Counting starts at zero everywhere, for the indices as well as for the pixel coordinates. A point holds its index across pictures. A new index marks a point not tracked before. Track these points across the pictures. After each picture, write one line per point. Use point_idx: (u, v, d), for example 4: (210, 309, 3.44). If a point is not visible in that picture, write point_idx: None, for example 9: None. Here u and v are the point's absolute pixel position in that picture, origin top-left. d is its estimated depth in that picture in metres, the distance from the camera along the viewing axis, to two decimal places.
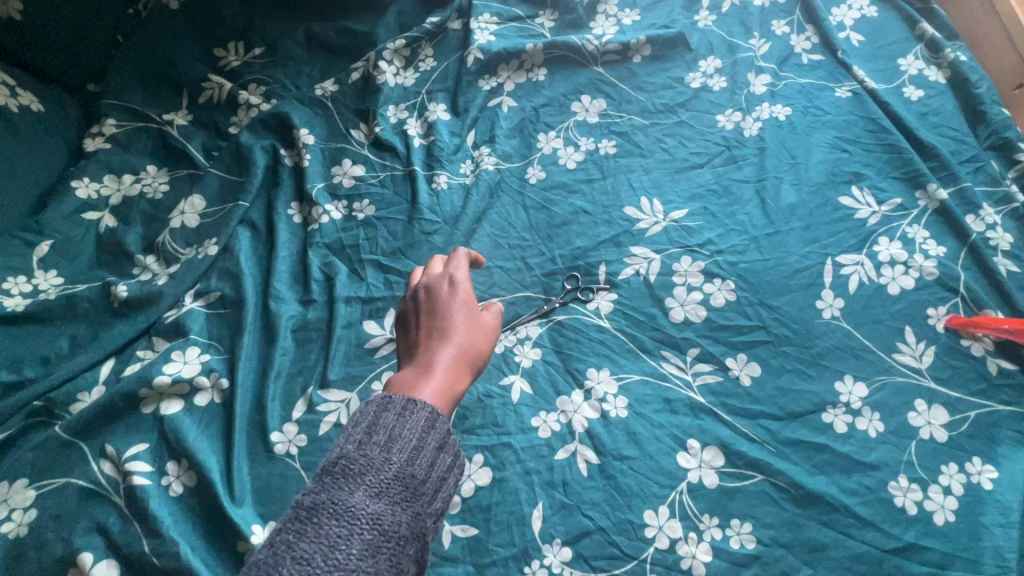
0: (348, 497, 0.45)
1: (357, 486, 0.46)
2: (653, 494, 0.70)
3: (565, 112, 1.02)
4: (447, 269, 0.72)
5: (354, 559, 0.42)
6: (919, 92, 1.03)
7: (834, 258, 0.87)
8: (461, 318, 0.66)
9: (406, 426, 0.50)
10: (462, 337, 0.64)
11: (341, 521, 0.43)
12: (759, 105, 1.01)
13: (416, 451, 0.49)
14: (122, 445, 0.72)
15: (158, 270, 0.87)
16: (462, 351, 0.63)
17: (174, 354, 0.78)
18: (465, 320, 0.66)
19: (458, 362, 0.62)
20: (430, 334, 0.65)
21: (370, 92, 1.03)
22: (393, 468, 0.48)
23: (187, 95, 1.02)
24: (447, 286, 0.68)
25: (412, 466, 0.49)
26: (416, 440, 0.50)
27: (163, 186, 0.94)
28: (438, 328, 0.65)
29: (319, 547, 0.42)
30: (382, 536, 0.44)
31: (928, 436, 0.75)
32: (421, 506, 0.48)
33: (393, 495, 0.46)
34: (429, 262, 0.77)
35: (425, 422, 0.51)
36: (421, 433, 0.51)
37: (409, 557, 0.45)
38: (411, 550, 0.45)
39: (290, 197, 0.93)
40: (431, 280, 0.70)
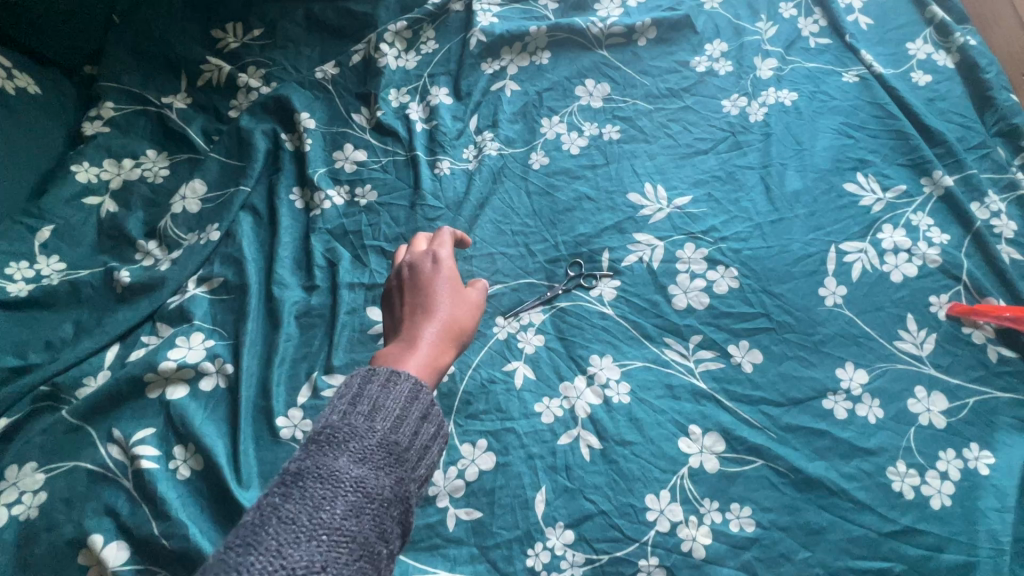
0: (333, 462, 0.46)
1: (342, 452, 0.47)
2: (655, 478, 0.71)
3: (569, 96, 1.01)
4: (430, 248, 0.74)
5: (340, 519, 0.43)
6: (927, 78, 1.02)
7: (838, 246, 0.87)
8: (443, 295, 0.67)
9: (389, 398, 0.52)
10: (443, 313, 0.66)
11: (327, 483, 0.44)
12: (765, 90, 1.00)
13: (399, 420, 0.51)
14: (129, 430, 0.72)
15: (160, 255, 0.87)
16: (445, 328, 0.65)
17: (179, 340, 0.78)
18: (447, 296, 0.67)
19: (441, 338, 0.64)
20: (414, 311, 0.66)
21: (372, 75, 1.01)
22: (377, 436, 0.49)
23: (186, 77, 1.00)
24: (430, 264, 0.70)
25: (395, 434, 0.50)
26: (399, 410, 0.51)
27: (163, 171, 0.93)
28: (421, 306, 0.66)
29: (306, 507, 0.42)
30: (367, 496, 0.45)
31: (927, 422, 0.76)
32: (405, 471, 0.49)
33: (377, 460, 0.47)
34: (414, 240, 0.77)
35: (408, 393, 0.53)
36: (403, 402, 0.52)
37: (393, 519, 0.46)
38: (394, 512, 0.46)
39: (291, 182, 0.93)
40: (415, 258, 0.72)
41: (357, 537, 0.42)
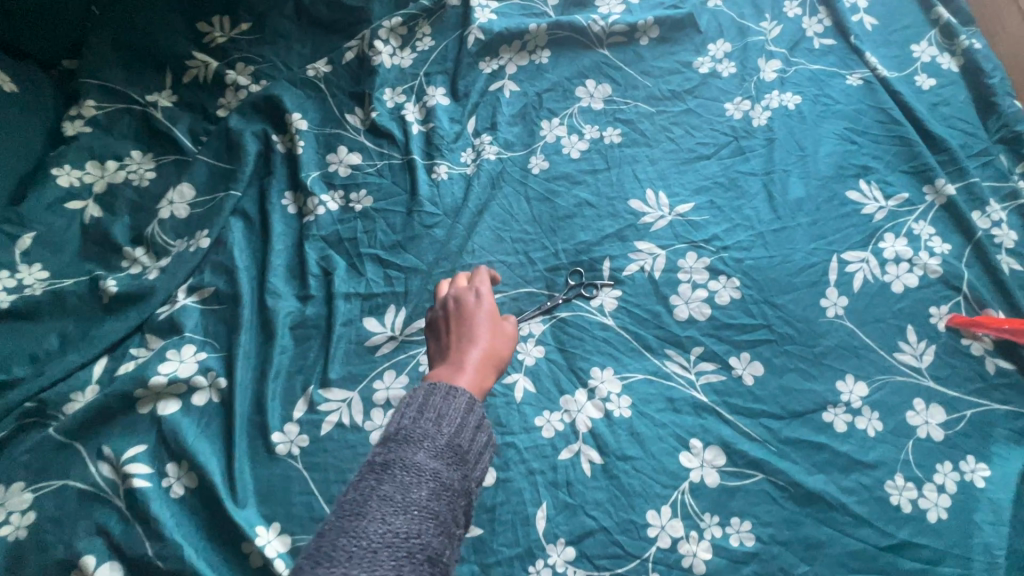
0: (409, 454, 0.46)
1: (416, 445, 0.47)
2: (656, 494, 0.71)
3: (569, 97, 0.98)
4: (473, 284, 0.72)
5: (419, 506, 0.43)
6: (931, 82, 1.00)
7: (840, 255, 0.86)
8: (485, 322, 0.66)
9: (452, 403, 0.51)
10: (486, 339, 0.64)
11: (406, 472, 0.45)
12: (769, 93, 0.98)
13: (463, 423, 0.51)
14: (120, 447, 0.70)
15: (148, 262, 0.84)
16: (488, 355, 0.63)
17: (169, 353, 0.76)
18: (489, 324, 0.66)
19: (485, 365, 0.62)
20: (457, 337, 0.65)
21: (366, 73, 0.98)
22: (445, 434, 0.49)
23: (171, 74, 0.96)
24: (474, 299, 0.68)
25: (461, 434, 0.50)
26: (462, 415, 0.51)
27: (149, 173, 0.90)
28: (464, 332, 0.65)
29: (387, 493, 0.43)
30: (441, 487, 0.45)
31: (925, 434, 0.76)
32: (469, 469, 0.49)
33: (447, 454, 0.48)
34: (454, 278, 0.76)
35: (466, 402, 0.52)
36: (462, 415, 0.51)
37: (460, 511, 0.47)
38: (462, 506, 0.47)
39: (283, 185, 0.90)
40: (459, 292, 0.70)
41: (435, 524, 0.43)
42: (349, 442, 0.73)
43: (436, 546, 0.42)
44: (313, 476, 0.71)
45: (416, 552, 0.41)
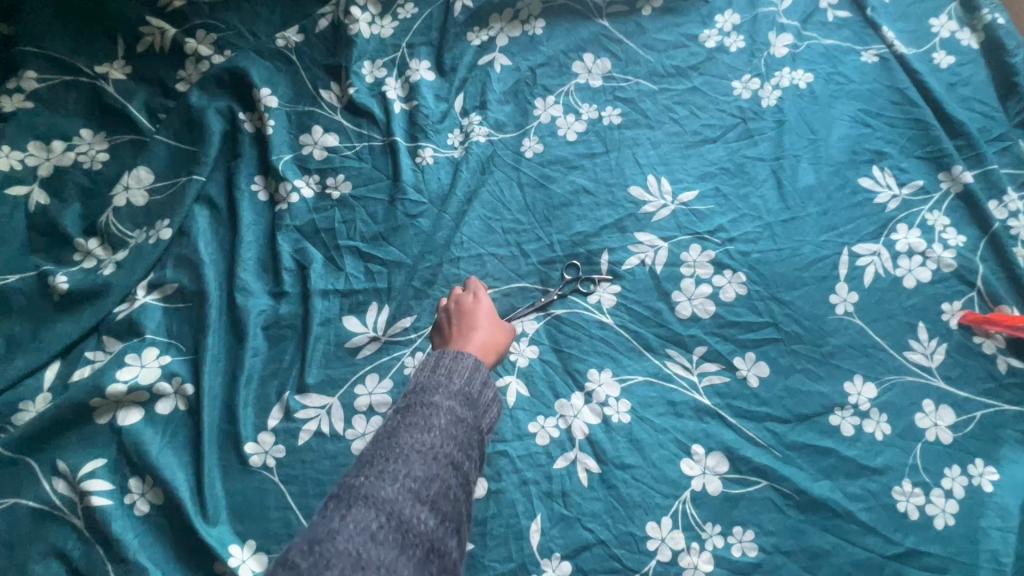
0: (429, 396, 0.55)
1: (432, 390, 0.55)
2: (656, 504, 0.67)
3: (565, 73, 0.90)
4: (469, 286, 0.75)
5: (440, 432, 0.51)
6: (949, 59, 0.94)
7: (851, 248, 0.81)
8: (486, 317, 0.71)
9: (461, 361, 0.59)
10: (484, 333, 0.69)
11: (428, 408, 0.53)
12: (779, 70, 0.91)
13: (470, 377, 0.58)
14: (76, 461, 0.65)
15: (103, 255, 0.77)
16: (486, 348, 0.69)
17: (129, 358, 0.70)
18: (489, 320, 0.71)
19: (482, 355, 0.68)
20: (458, 329, 0.69)
21: (342, 44, 0.89)
22: (458, 383, 0.57)
23: (123, 42, 0.86)
24: (472, 298, 0.72)
25: (471, 384, 0.58)
26: (471, 371, 0.58)
27: (102, 155, 0.81)
28: (466, 324, 0.70)
29: (414, 423, 0.51)
30: (457, 420, 0.54)
31: (934, 437, 0.73)
32: (480, 412, 0.57)
33: (460, 397, 0.56)
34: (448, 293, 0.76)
35: (473, 363, 0.60)
36: (469, 374, 0.58)
37: (475, 444, 0.54)
38: (477, 439, 0.55)
39: (252, 169, 0.82)
40: (458, 295, 0.73)
41: (454, 446, 0.51)
42: (329, 452, 0.68)
43: (456, 463, 0.50)
44: (290, 489, 0.66)
45: (441, 465, 0.49)
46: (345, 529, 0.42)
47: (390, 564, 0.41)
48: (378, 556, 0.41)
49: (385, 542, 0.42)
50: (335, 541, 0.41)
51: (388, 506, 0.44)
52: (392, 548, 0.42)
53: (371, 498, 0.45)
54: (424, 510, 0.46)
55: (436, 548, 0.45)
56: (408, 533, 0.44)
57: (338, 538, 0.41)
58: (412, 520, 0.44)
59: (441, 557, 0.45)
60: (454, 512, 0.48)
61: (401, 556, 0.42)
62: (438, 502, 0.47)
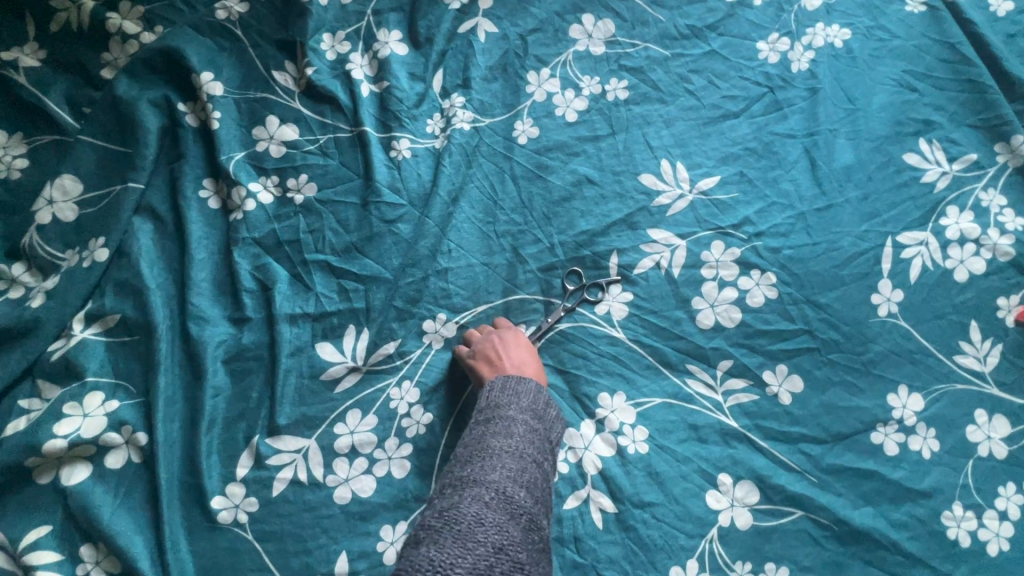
0: (507, 402, 0.54)
1: (508, 399, 0.55)
2: (680, 546, 0.60)
3: (561, 39, 0.77)
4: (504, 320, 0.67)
5: (524, 432, 0.51)
6: (1008, 5, 0.81)
7: (895, 238, 0.71)
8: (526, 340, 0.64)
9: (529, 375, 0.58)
10: (536, 357, 0.63)
11: (508, 413, 0.53)
12: (811, 27, 0.78)
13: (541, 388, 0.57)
14: (16, 531, 0.56)
15: (31, 283, 0.66)
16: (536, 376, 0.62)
17: (68, 407, 0.60)
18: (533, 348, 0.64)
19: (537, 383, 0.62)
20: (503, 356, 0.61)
21: (295, 14, 0.75)
22: (529, 394, 0.56)
23: (32, 20, 0.72)
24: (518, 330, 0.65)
25: (541, 394, 0.57)
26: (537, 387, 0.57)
27: (19, 162, 0.69)
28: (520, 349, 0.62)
29: (498, 425, 0.51)
30: (535, 423, 0.53)
31: (987, 453, 0.65)
32: (552, 422, 0.56)
33: (536, 404, 0.55)
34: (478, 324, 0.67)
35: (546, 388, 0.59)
36: (535, 390, 0.56)
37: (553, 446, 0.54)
38: (553, 443, 0.54)
39: (199, 172, 0.70)
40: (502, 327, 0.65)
41: (537, 444, 0.51)
42: (309, 504, 0.60)
43: (541, 458, 0.50)
44: (266, 548, 0.58)
45: (529, 458, 0.48)
46: (459, 501, 0.42)
47: (503, 526, 0.41)
48: (492, 520, 0.41)
49: (495, 509, 0.42)
50: (454, 509, 0.41)
51: (492, 483, 0.44)
52: (503, 513, 0.41)
53: (476, 479, 0.44)
54: (523, 489, 0.45)
55: (534, 522, 0.44)
56: (512, 505, 0.43)
57: (456, 505, 0.41)
58: (514, 495, 0.44)
59: (538, 531, 0.44)
60: (544, 501, 0.47)
61: (510, 522, 0.41)
62: (532, 485, 0.46)
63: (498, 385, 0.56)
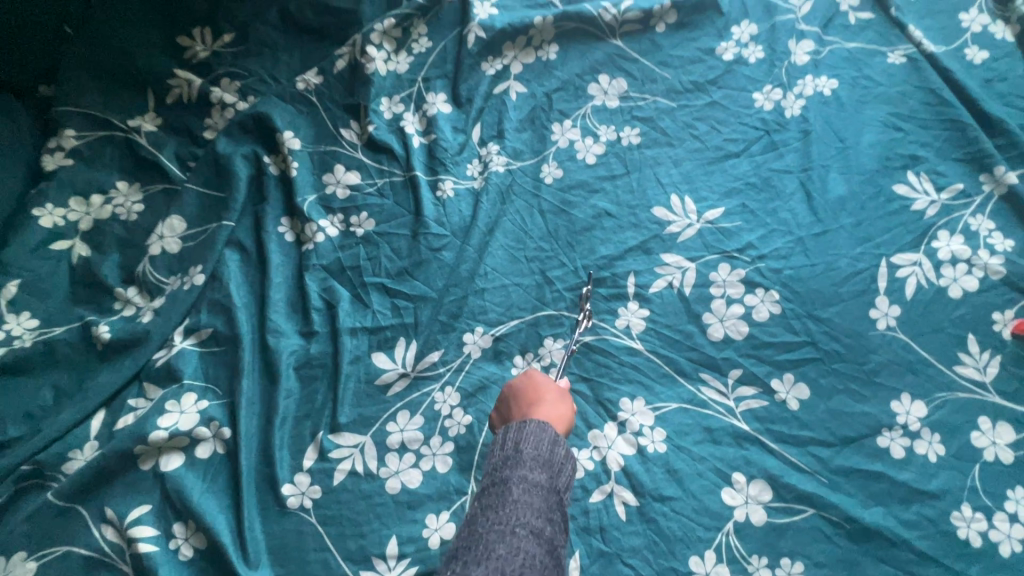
0: (503, 467, 0.49)
1: (503, 463, 0.50)
2: (699, 538, 0.65)
3: (581, 96, 0.90)
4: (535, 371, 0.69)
5: (520, 499, 0.46)
6: (983, 54, 0.90)
7: (889, 259, 0.78)
8: (551, 383, 0.67)
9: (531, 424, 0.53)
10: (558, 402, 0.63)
11: (503, 480, 0.48)
12: (801, 78, 0.89)
13: (543, 437, 0.52)
14: (123, 508, 0.66)
15: (141, 303, 0.79)
16: (558, 419, 0.61)
17: (169, 404, 0.71)
18: (559, 391, 0.65)
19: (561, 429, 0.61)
20: (523, 405, 0.63)
21: (359, 83, 0.90)
22: (531, 447, 0.51)
23: (153, 95, 0.90)
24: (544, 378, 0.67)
25: (543, 443, 0.52)
26: (539, 431, 0.52)
27: (137, 206, 0.84)
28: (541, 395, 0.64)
29: (492, 499, 0.46)
30: (535, 486, 0.48)
31: (993, 457, 0.69)
32: (558, 471, 0.51)
33: (538, 456, 0.51)
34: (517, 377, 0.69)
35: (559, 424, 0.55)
36: (538, 439, 0.52)
37: (558, 504, 0.48)
38: (559, 501, 0.49)
39: (279, 212, 0.84)
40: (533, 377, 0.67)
41: (537, 511, 0.45)
42: (365, 492, 0.68)
43: (542, 527, 0.44)
44: (327, 530, 0.67)
45: (525, 535, 0.43)
46: None
47: None
48: None
49: None
50: None
51: None
52: None
53: None
54: None
55: None
56: None
57: None
58: None
59: None
60: None
61: None
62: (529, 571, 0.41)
63: (499, 439, 0.53)
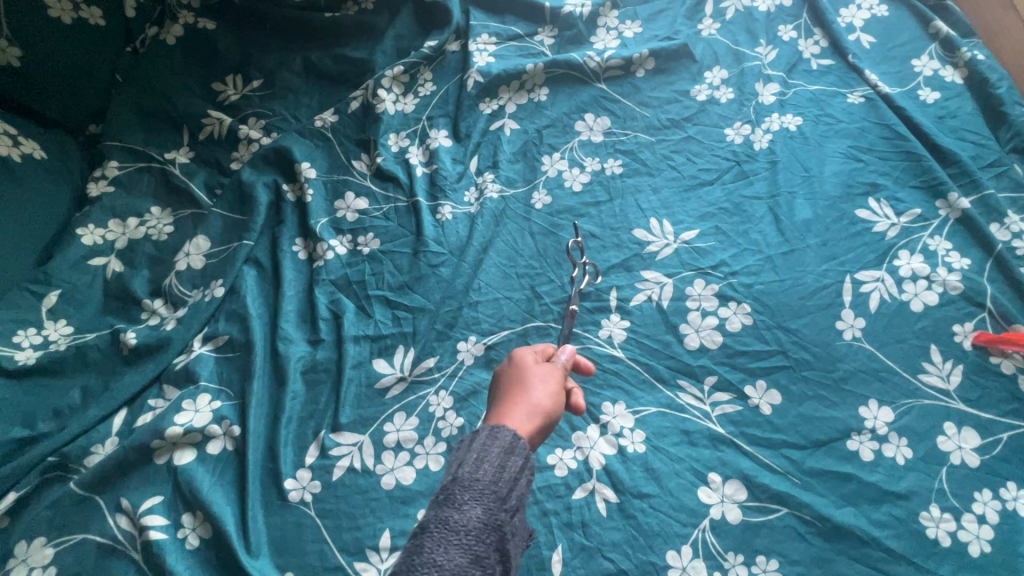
0: (438, 506, 0.47)
1: (440, 500, 0.47)
2: (676, 533, 0.69)
3: (569, 132, 1.00)
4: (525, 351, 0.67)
5: (443, 551, 0.44)
6: (935, 95, 0.98)
7: (854, 275, 0.84)
8: (537, 364, 0.65)
9: (478, 444, 0.50)
10: (542, 386, 0.62)
11: (431, 527, 0.45)
12: (768, 116, 0.98)
13: (486, 461, 0.49)
14: (137, 498, 0.71)
15: (165, 314, 0.87)
16: (542, 402, 0.60)
17: (185, 403, 0.78)
18: (540, 375, 0.63)
19: (535, 430, 0.59)
20: (509, 390, 0.62)
21: (371, 121, 1.01)
22: (472, 473, 0.48)
23: (188, 132, 1.01)
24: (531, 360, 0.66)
25: (485, 470, 0.49)
26: (487, 446, 0.50)
27: (167, 228, 0.93)
28: (518, 389, 0.62)
29: (418, 549, 0.44)
30: (464, 530, 0.45)
31: (959, 461, 0.72)
32: (502, 499, 0.48)
33: (470, 493, 0.47)
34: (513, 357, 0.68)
35: (507, 442, 0.51)
36: (482, 464, 0.49)
37: (490, 546, 0.45)
38: (497, 536, 0.46)
39: (294, 233, 0.92)
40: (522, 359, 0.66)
41: (460, 563, 0.43)
42: (361, 487, 0.73)
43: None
44: (325, 523, 0.71)
45: None
46: None
47: None
48: None
49: None
50: None
51: None
52: None
53: None
54: None
55: None
56: None
57: None
58: None
59: None
60: None
61: None
62: None
63: (452, 458, 0.51)
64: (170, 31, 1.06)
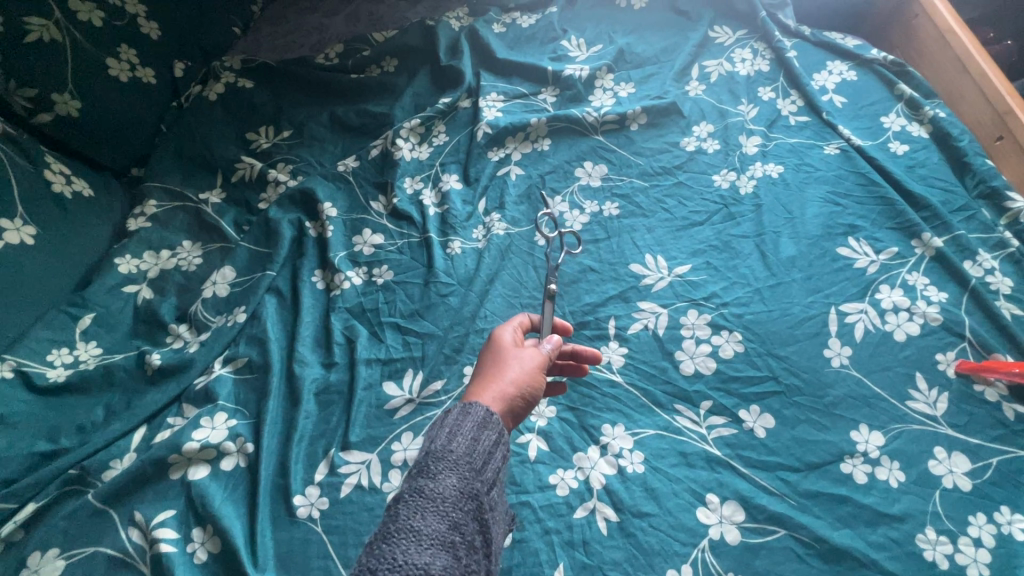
0: (415, 481, 0.49)
1: (418, 475, 0.50)
2: (675, 552, 0.70)
3: (569, 178, 1.09)
4: (507, 333, 0.71)
5: (422, 519, 0.46)
6: (904, 147, 1.07)
7: (838, 307, 0.89)
8: (515, 346, 0.68)
9: (458, 421, 0.54)
10: (520, 365, 0.65)
11: (409, 499, 0.47)
12: (752, 164, 1.08)
13: (463, 434, 0.53)
14: (150, 512, 0.74)
15: (189, 337, 0.92)
16: (516, 380, 0.63)
17: (203, 420, 0.81)
18: (518, 355, 0.66)
19: (499, 409, 0.60)
20: (489, 366, 0.66)
21: (389, 166, 1.11)
22: (447, 445, 0.52)
23: (221, 174, 1.11)
24: (510, 342, 0.69)
25: (462, 441, 0.52)
26: (464, 420, 0.54)
27: (196, 259, 1.01)
28: (484, 374, 0.65)
29: (397, 520, 0.46)
30: (442, 500, 0.48)
31: (951, 485, 0.73)
32: (480, 471, 0.52)
33: (446, 465, 0.50)
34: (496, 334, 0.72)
35: (480, 417, 0.55)
36: (458, 437, 0.53)
37: (467, 513, 0.49)
38: (474, 505, 0.50)
39: (313, 265, 0.99)
40: (501, 341, 0.69)
41: (437, 529, 0.46)
42: (368, 504, 0.75)
43: (443, 547, 0.45)
44: (331, 539, 0.72)
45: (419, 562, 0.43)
46: None
47: None
48: None
49: None
50: None
51: None
52: None
53: None
54: None
55: None
56: None
57: None
58: None
59: None
60: None
61: None
62: None
63: (430, 432, 0.54)
64: (212, 89, 1.19)
